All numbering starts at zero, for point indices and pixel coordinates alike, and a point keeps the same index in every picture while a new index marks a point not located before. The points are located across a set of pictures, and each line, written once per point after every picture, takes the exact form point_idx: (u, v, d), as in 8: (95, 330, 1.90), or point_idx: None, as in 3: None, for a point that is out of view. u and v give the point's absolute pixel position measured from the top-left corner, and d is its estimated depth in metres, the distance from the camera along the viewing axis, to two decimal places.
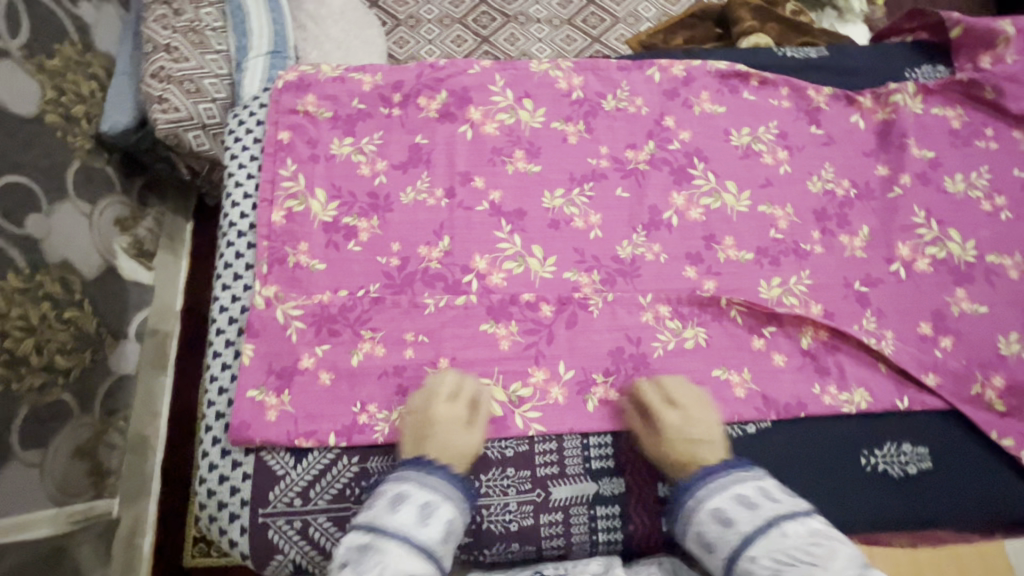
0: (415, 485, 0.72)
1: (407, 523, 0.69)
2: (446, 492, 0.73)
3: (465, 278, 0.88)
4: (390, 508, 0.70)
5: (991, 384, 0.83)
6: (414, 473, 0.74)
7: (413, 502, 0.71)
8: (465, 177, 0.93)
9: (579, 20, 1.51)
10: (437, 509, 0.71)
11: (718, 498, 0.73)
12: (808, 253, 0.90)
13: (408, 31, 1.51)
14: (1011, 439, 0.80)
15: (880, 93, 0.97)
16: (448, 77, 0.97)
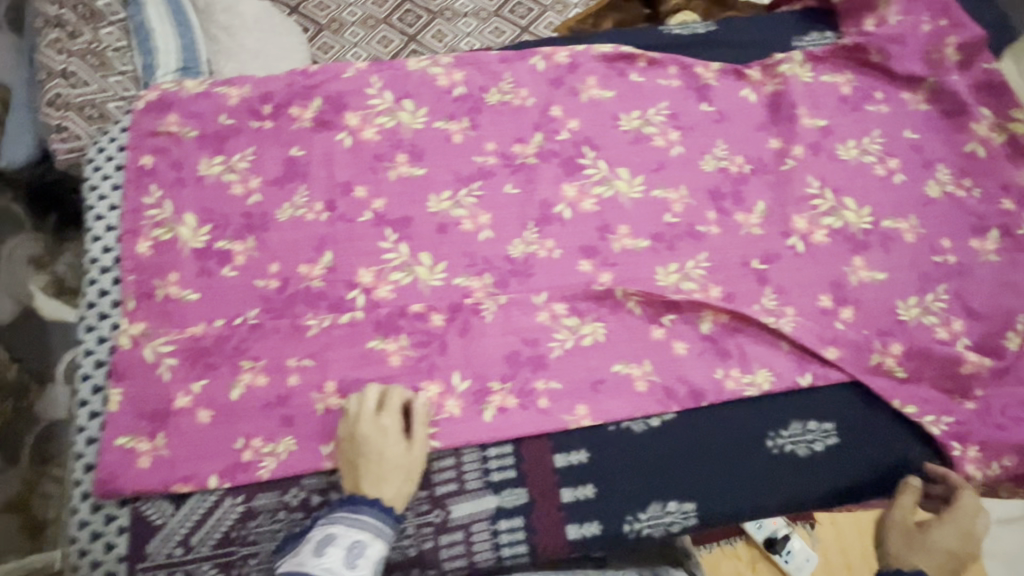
0: (348, 527, 0.67)
1: (335, 566, 0.64)
2: (375, 528, 0.68)
3: (349, 294, 0.83)
4: (316, 552, 0.65)
5: (893, 351, 0.81)
6: (342, 514, 0.68)
7: (340, 544, 0.66)
8: (345, 187, 0.88)
9: (506, 11, 1.56)
10: (368, 548, 0.67)
11: None
12: (704, 235, 0.87)
13: (331, 36, 1.54)
14: (914, 406, 0.79)
15: (767, 65, 0.95)
16: (320, 83, 0.91)
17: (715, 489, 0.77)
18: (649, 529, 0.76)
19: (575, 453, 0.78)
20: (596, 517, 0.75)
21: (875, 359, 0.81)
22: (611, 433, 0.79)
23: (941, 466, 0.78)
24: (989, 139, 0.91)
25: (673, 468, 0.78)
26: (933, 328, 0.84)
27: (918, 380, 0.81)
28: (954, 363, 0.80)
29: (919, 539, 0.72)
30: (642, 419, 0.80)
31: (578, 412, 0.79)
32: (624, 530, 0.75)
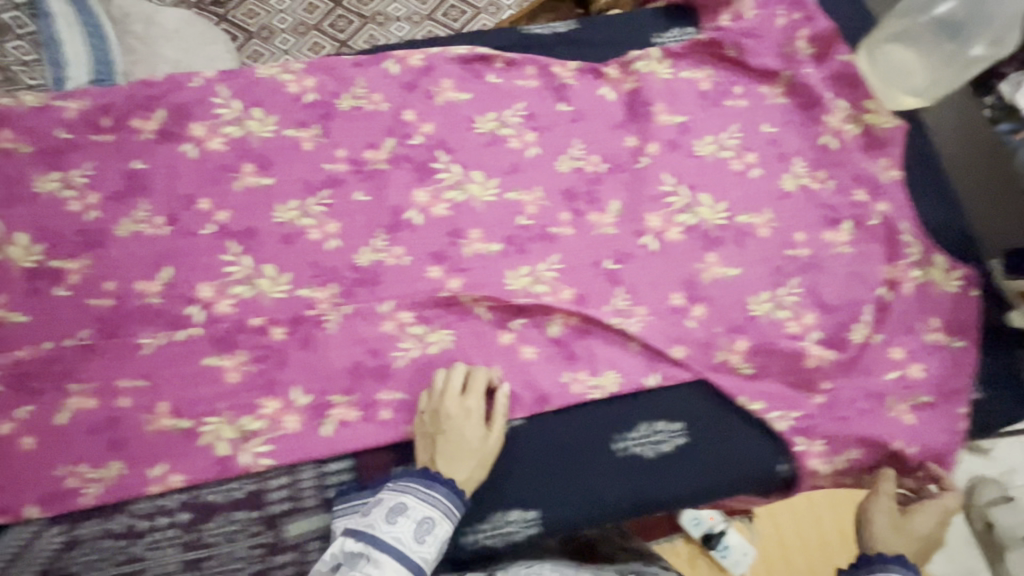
0: (420, 501, 0.69)
1: (404, 538, 0.67)
2: (461, 504, 0.70)
3: (188, 310, 0.81)
4: (388, 518, 0.67)
5: (739, 347, 0.81)
6: (421, 487, 0.70)
7: (411, 516, 0.68)
8: (188, 200, 0.85)
9: (439, 14, 1.59)
10: (435, 526, 0.69)
11: None
12: (557, 236, 0.86)
13: (262, 43, 1.54)
14: (759, 402, 0.79)
15: (623, 62, 0.94)
16: (165, 94, 0.89)
17: (559, 495, 0.77)
18: (490, 538, 0.75)
19: (417, 464, 0.76)
20: None
21: (719, 356, 0.81)
22: None
23: (785, 462, 0.79)
24: (842, 131, 0.92)
25: (517, 476, 0.77)
26: (784, 322, 0.83)
27: (764, 375, 0.81)
28: (799, 357, 0.80)
29: (900, 526, 0.75)
30: None
31: None
32: (464, 541, 0.75)
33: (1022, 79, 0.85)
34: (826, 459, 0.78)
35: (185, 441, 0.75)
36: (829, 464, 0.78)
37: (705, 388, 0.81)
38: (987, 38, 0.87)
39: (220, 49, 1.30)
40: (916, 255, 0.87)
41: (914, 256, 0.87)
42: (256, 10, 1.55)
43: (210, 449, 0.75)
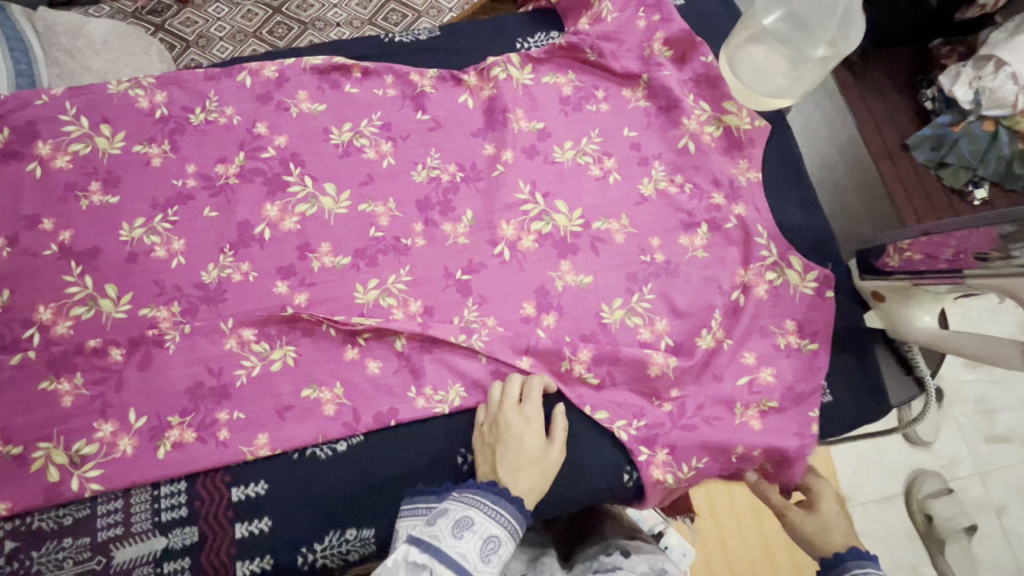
0: (488, 516, 0.59)
1: (470, 557, 0.56)
2: (513, 525, 0.60)
3: (26, 333, 0.79)
4: (454, 532, 0.57)
5: (583, 356, 0.81)
6: (487, 499, 0.61)
7: (478, 532, 0.58)
8: (30, 220, 0.83)
9: (379, 19, 1.57)
10: (501, 547, 0.59)
11: None
12: (409, 248, 0.85)
13: (200, 52, 1.51)
14: (604, 412, 0.79)
15: (482, 69, 0.93)
16: (10, 112, 0.87)
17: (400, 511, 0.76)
18: (326, 558, 0.74)
19: (253, 485, 0.75)
20: (269, 552, 0.73)
21: (564, 365, 0.81)
22: (294, 461, 0.77)
23: (632, 469, 0.78)
24: (701, 134, 0.91)
25: (357, 494, 0.76)
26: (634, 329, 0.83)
27: (609, 384, 0.81)
28: (644, 364, 0.80)
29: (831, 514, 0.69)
30: (328, 444, 0.77)
31: (257, 442, 0.76)
32: (299, 561, 0.74)
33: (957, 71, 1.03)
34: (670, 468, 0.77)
35: (16, 468, 0.74)
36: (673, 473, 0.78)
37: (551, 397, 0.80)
38: (833, 34, 0.81)
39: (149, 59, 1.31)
40: (772, 257, 0.86)
41: (770, 259, 0.86)
42: (193, 19, 1.52)
43: (39, 476, 0.73)
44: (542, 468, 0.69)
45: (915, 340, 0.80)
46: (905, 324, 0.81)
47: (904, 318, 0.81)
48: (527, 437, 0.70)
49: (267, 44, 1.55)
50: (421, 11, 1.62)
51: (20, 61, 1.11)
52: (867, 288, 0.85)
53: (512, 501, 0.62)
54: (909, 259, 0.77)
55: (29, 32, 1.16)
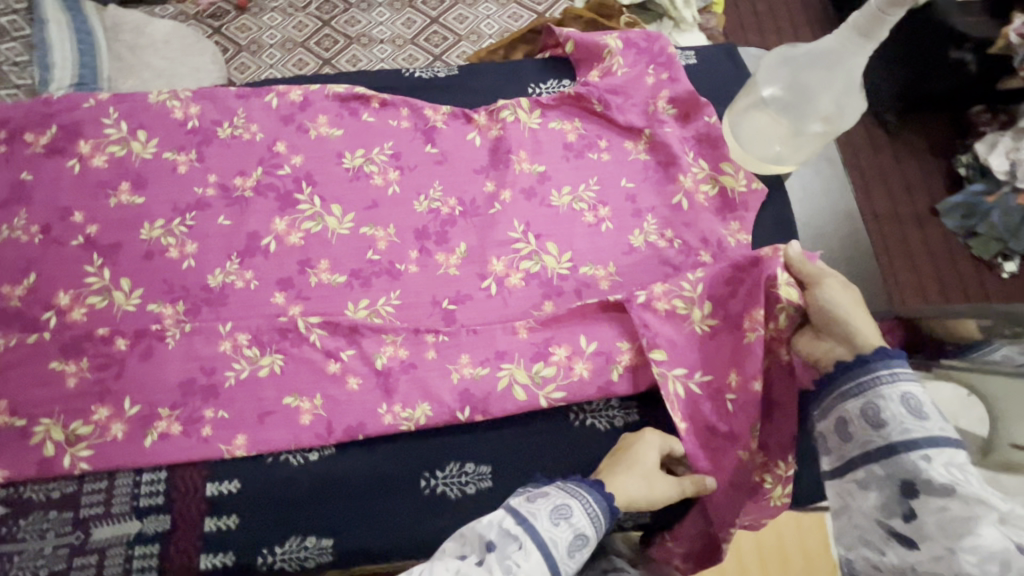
0: (586, 512, 0.60)
1: (560, 545, 0.56)
2: (602, 526, 0.61)
3: (44, 315, 0.86)
4: (550, 516, 0.58)
5: (557, 355, 0.84)
6: (588, 497, 0.62)
7: (573, 525, 0.58)
8: (63, 212, 0.91)
9: (421, 40, 1.63)
10: (586, 549, 0.58)
11: (889, 389, 0.55)
12: (402, 273, 0.90)
13: (250, 56, 1.61)
14: (563, 392, 0.83)
15: (492, 110, 0.98)
16: (58, 112, 0.95)
17: (359, 526, 0.79)
18: (284, 562, 0.77)
19: (226, 483, 0.80)
20: (232, 548, 0.77)
21: (533, 388, 0.83)
22: (268, 464, 0.81)
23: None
24: (696, 192, 0.94)
25: (325, 502, 0.80)
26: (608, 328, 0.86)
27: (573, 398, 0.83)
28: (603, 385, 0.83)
29: (847, 293, 0.65)
30: (301, 452, 0.82)
31: (235, 442, 0.80)
32: (259, 562, 0.77)
33: (992, 142, 1.51)
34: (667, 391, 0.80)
35: (18, 439, 0.80)
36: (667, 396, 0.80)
37: (531, 419, 0.85)
38: (829, 109, 0.80)
39: (205, 62, 1.44)
40: None
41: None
42: (248, 25, 1.63)
43: (37, 449, 0.79)
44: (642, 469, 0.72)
45: None
46: None
47: None
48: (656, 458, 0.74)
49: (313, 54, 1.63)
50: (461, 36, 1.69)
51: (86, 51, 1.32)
52: None
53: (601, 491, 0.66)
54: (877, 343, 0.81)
55: (98, 27, 1.37)
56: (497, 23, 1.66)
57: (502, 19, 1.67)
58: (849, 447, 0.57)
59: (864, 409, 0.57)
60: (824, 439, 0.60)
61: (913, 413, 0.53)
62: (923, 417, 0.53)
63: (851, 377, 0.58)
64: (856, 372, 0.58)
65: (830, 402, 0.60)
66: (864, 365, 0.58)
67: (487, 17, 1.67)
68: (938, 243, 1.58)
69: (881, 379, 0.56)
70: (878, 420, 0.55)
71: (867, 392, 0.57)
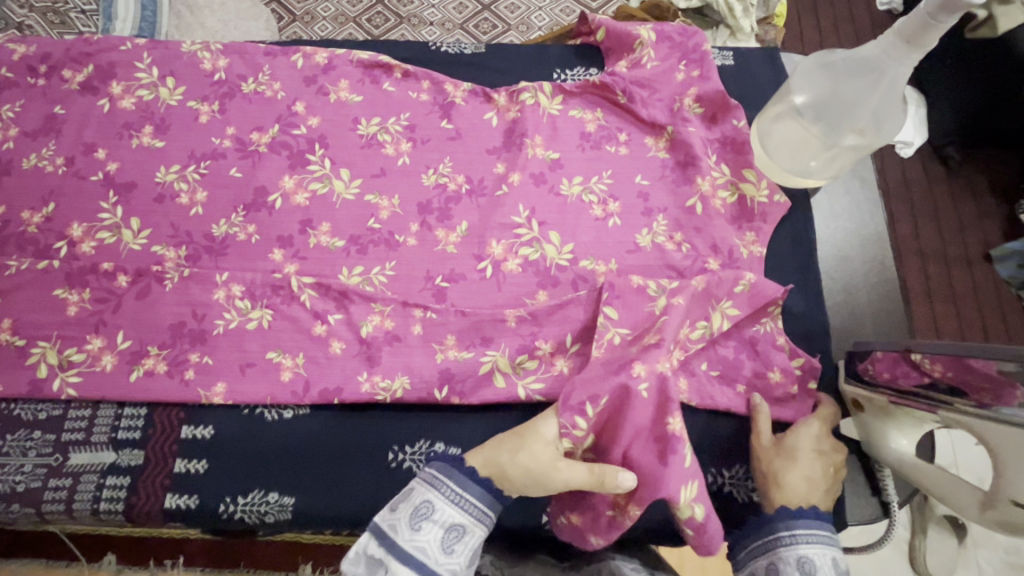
0: (451, 502, 0.66)
1: (429, 547, 0.64)
2: (478, 509, 0.67)
3: (56, 244, 0.89)
4: (411, 525, 0.65)
5: (542, 350, 0.83)
6: (452, 484, 0.67)
7: (435, 522, 0.65)
8: (88, 147, 0.94)
9: (470, 25, 1.61)
10: (465, 534, 0.66)
11: (794, 551, 0.66)
12: (400, 244, 0.89)
13: (303, 27, 1.60)
14: (541, 384, 0.82)
15: (512, 91, 0.96)
16: (96, 52, 0.98)
17: (324, 489, 0.79)
18: (244, 513, 0.78)
19: (201, 428, 0.81)
20: (197, 492, 0.79)
21: (513, 376, 0.82)
22: (243, 415, 0.82)
23: None
24: (712, 197, 0.90)
25: (291, 462, 0.80)
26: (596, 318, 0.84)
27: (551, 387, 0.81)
28: None
29: (822, 448, 0.74)
30: (276, 409, 0.83)
31: (215, 388, 0.82)
32: (221, 509, 0.78)
33: None
34: (645, 366, 0.73)
35: (16, 358, 0.83)
36: (637, 378, 0.72)
37: (506, 409, 0.83)
38: (865, 123, 0.74)
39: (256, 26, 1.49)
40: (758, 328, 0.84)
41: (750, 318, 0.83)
42: None
43: (31, 369, 0.83)
44: (521, 448, 0.69)
45: (886, 460, 0.75)
46: (878, 442, 0.76)
47: (878, 435, 0.75)
48: (563, 469, 0.68)
49: (363, 29, 1.62)
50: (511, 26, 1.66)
51: (148, 6, 1.35)
52: (846, 392, 0.80)
53: (487, 480, 0.68)
54: (867, 370, 0.76)
55: None
56: (550, 16, 1.63)
57: (555, 12, 1.64)
58: None
59: (770, 569, 0.67)
60: None
61: None
62: None
63: (771, 533, 0.68)
64: (767, 538, 0.69)
65: (743, 558, 0.71)
66: (770, 530, 0.69)
67: (540, 8, 1.64)
68: (985, 290, 1.48)
69: (782, 540, 0.67)
70: None
71: (771, 554, 0.68)
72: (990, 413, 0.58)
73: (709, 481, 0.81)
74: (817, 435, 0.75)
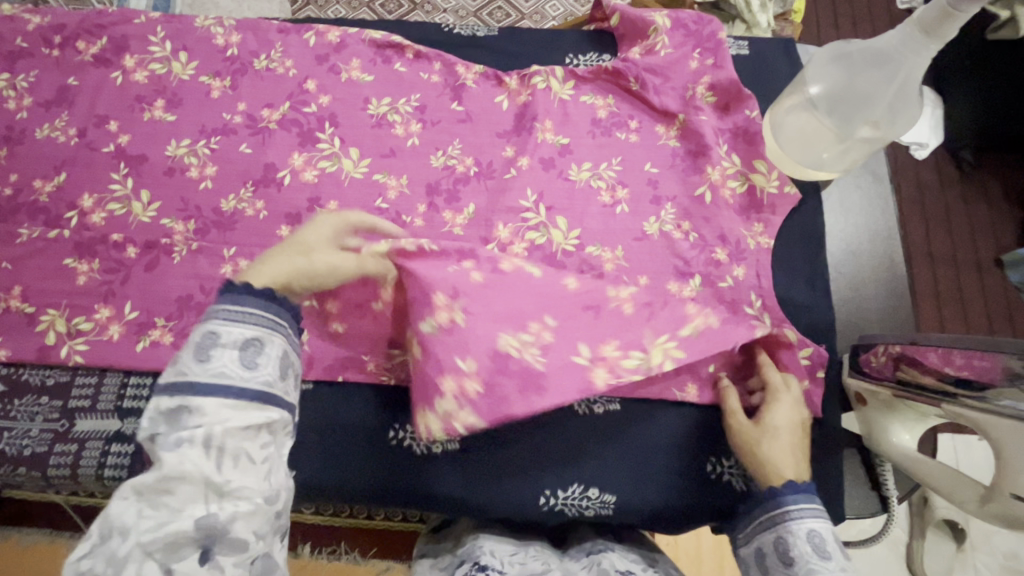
0: (234, 323, 0.56)
1: (227, 371, 0.53)
2: (268, 319, 0.58)
3: (67, 214, 0.89)
4: (195, 361, 0.53)
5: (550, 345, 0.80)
6: (234, 305, 0.57)
7: (226, 344, 0.54)
8: (100, 119, 0.94)
9: (483, 13, 1.60)
10: (265, 346, 0.56)
11: (801, 528, 0.66)
12: (407, 225, 0.89)
13: (316, 11, 1.56)
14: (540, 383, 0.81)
15: (525, 75, 0.96)
16: (109, 24, 0.99)
17: (326, 465, 0.80)
18: None
19: None
20: None
21: None
22: None
23: (599, 490, 0.79)
24: (722, 186, 0.89)
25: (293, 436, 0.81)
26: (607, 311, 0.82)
27: None
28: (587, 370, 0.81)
29: (795, 418, 0.74)
30: None
31: None
32: None
33: None
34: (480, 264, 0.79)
35: (25, 324, 0.84)
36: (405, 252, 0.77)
37: None
38: (880, 114, 0.73)
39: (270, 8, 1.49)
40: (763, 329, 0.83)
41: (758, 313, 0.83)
42: None
43: (40, 336, 0.84)
44: (308, 253, 0.71)
45: (886, 454, 0.75)
46: (880, 436, 0.75)
47: (880, 429, 0.75)
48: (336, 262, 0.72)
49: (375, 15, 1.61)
50: (525, 15, 1.64)
51: None
52: (850, 386, 0.79)
53: (265, 292, 0.59)
54: (869, 364, 0.76)
55: None
56: (564, 6, 1.62)
57: (569, 2, 1.62)
58: None
59: (777, 544, 0.67)
60: (748, 564, 0.70)
61: (816, 553, 0.63)
62: (825, 558, 0.63)
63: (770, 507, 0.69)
64: (774, 513, 0.68)
65: (752, 532, 0.71)
66: (777, 505, 0.68)
67: None
68: (995, 295, 1.47)
69: (790, 515, 0.67)
70: (789, 558, 0.65)
71: (778, 528, 0.67)
72: (992, 408, 0.57)
73: (710, 469, 0.81)
74: (789, 406, 0.75)
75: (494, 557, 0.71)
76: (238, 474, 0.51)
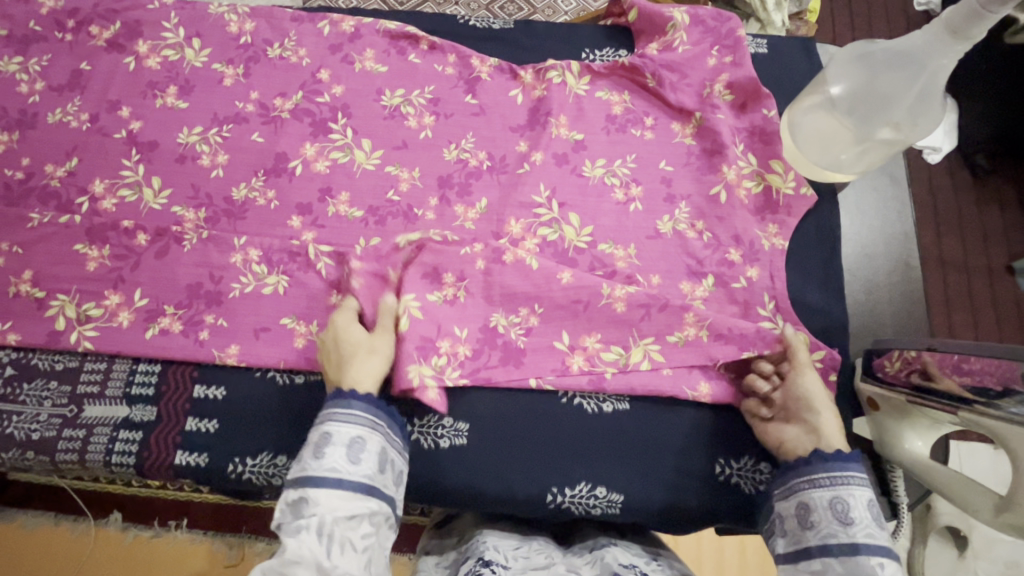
0: (346, 422, 0.67)
1: (339, 464, 0.63)
2: (372, 418, 0.68)
3: (78, 199, 0.89)
4: (314, 454, 0.63)
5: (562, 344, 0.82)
6: (341, 406, 0.68)
7: (338, 441, 0.65)
8: (113, 105, 0.94)
9: (496, 6, 1.58)
10: (367, 443, 0.66)
11: (863, 493, 0.65)
12: (418, 218, 0.88)
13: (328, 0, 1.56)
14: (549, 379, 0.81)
15: (540, 69, 0.95)
16: (123, 9, 0.98)
17: None
18: (253, 474, 0.79)
19: (214, 388, 0.82)
20: (207, 451, 0.80)
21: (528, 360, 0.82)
22: (255, 378, 0.83)
23: (606, 489, 0.79)
24: (738, 186, 0.88)
25: (301, 426, 0.81)
26: (618, 308, 0.82)
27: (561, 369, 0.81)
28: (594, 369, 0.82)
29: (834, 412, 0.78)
30: (288, 373, 0.83)
31: (229, 350, 0.82)
32: (229, 469, 0.79)
33: None
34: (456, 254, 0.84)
35: (35, 309, 0.84)
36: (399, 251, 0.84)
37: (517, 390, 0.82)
38: (901, 116, 0.72)
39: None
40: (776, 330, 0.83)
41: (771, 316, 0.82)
42: None
43: (50, 321, 0.84)
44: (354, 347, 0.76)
45: (898, 460, 0.74)
46: (892, 441, 0.75)
47: (892, 434, 0.74)
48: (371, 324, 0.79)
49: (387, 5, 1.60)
50: (538, 9, 1.63)
51: None
52: (863, 391, 0.79)
53: (370, 396, 0.70)
54: (884, 369, 0.75)
55: None
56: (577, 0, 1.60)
57: None
58: (808, 536, 0.66)
59: (832, 504, 0.66)
60: (785, 520, 0.69)
61: (877, 521, 0.64)
62: (883, 528, 0.64)
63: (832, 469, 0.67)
64: (837, 474, 0.67)
65: (798, 487, 0.69)
66: (841, 467, 0.67)
67: None
68: (1005, 303, 1.45)
69: (855, 479, 0.66)
70: (847, 518, 0.64)
71: (839, 489, 0.66)
72: (1008, 416, 0.56)
73: (718, 470, 0.80)
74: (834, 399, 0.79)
75: (497, 552, 0.70)
76: (343, 559, 0.58)
